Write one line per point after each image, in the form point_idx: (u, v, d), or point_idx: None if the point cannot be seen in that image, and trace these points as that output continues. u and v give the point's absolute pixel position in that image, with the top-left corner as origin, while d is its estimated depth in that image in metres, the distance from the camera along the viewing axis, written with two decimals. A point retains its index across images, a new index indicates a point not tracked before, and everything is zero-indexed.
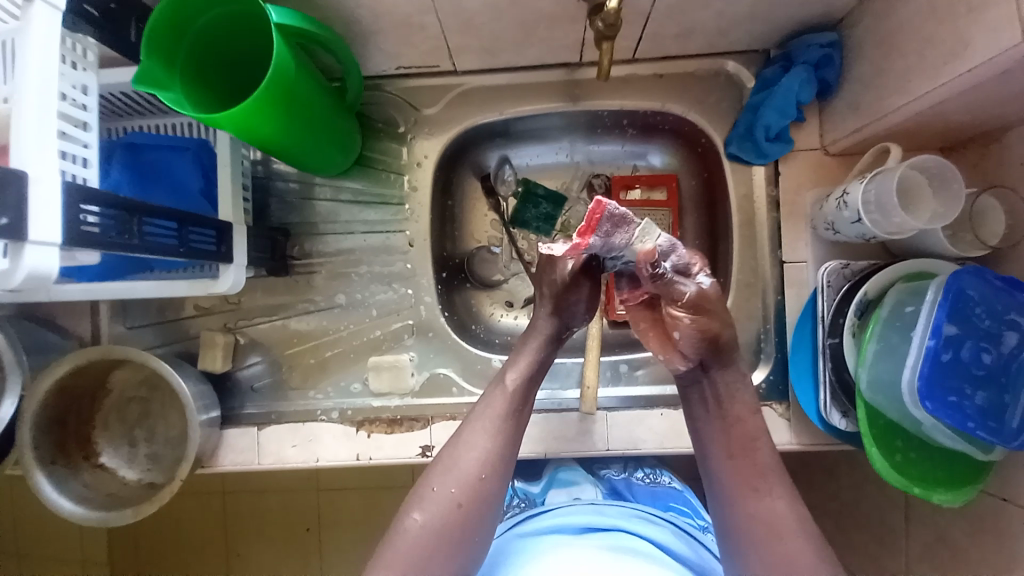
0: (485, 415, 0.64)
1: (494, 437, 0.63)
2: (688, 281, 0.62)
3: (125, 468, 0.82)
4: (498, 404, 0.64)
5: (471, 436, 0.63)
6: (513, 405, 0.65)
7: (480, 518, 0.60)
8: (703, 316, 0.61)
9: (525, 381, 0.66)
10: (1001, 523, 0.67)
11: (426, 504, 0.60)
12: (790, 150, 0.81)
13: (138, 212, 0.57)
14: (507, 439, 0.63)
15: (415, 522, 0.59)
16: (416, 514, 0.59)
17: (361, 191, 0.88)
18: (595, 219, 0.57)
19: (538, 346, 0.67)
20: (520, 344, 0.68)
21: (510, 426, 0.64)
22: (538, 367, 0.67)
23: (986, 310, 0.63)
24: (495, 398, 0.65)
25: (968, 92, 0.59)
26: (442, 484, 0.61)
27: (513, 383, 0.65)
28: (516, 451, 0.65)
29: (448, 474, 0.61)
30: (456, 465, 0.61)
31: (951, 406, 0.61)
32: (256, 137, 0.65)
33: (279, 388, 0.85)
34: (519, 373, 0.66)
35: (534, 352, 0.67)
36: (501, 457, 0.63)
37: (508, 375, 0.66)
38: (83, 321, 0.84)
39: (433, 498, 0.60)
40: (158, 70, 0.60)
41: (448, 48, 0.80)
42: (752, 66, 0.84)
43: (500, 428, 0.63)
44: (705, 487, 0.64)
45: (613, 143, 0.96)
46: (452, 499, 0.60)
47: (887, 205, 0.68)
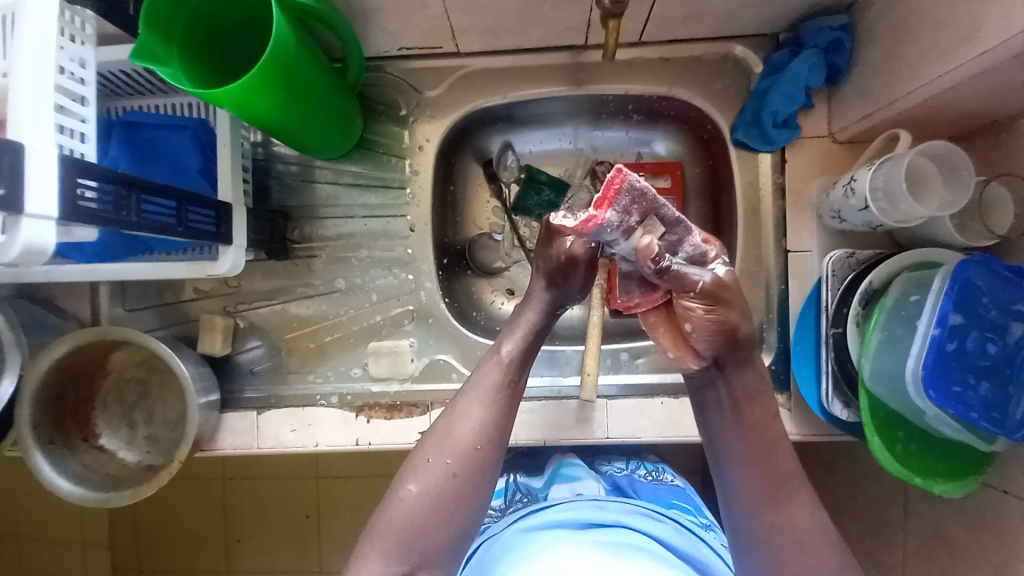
0: (481, 386, 0.62)
1: (489, 407, 0.61)
2: (700, 270, 0.57)
3: (125, 450, 0.82)
4: (493, 375, 0.63)
5: (467, 405, 0.61)
6: (509, 375, 0.63)
7: (475, 490, 0.59)
8: (717, 306, 0.56)
9: (522, 351, 0.64)
10: (1001, 517, 0.66)
11: (421, 474, 0.59)
12: (797, 137, 0.80)
13: (136, 188, 0.56)
14: (504, 409, 0.62)
15: (410, 493, 0.58)
16: (410, 484, 0.59)
17: (362, 174, 0.87)
18: (613, 190, 0.52)
19: (533, 318, 0.65)
20: (515, 315, 0.66)
21: (505, 396, 0.62)
22: (533, 340, 0.65)
23: (993, 301, 0.62)
24: (490, 370, 0.63)
25: (979, 78, 0.58)
26: (437, 454, 0.60)
27: (509, 353, 0.63)
28: (512, 420, 0.63)
29: (443, 444, 0.60)
30: (450, 435, 0.60)
31: (955, 396, 0.60)
32: (255, 115, 0.64)
33: (278, 371, 0.85)
34: (515, 344, 0.64)
35: (530, 323, 0.65)
36: (498, 426, 0.61)
37: (503, 345, 0.64)
38: (83, 303, 0.83)
39: (428, 468, 0.59)
40: (156, 43, 0.59)
41: (451, 28, 0.78)
42: (760, 51, 0.82)
43: (496, 399, 0.62)
44: (715, 483, 0.62)
45: (617, 130, 0.95)
46: (447, 469, 0.59)
47: (896, 192, 0.67)
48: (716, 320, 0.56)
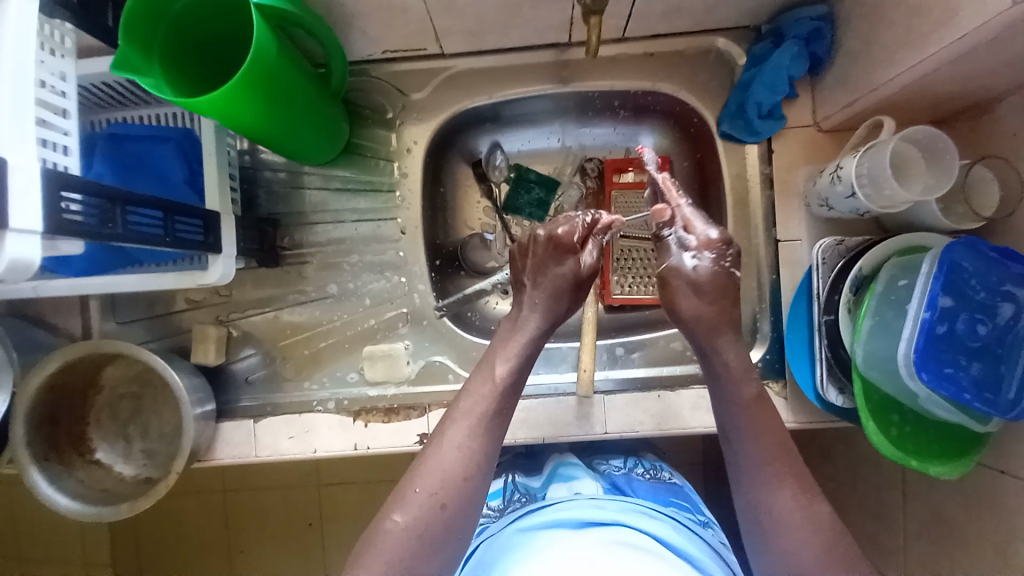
0: (468, 413, 0.64)
1: (479, 434, 0.63)
2: (677, 252, 0.69)
3: (121, 465, 0.81)
4: (483, 402, 0.64)
5: (454, 433, 0.62)
6: (499, 401, 0.65)
7: (462, 518, 0.60)
8: (680, 288, 0.68)
9: (515, 370, 0.67)
10: (998, 496, 0.67)
11: (408, 505, 0.59)
12: (782, 127, 0.81)
13: (121, 201, 0.56)
14: (491, 436, 0.63)
15: (397, 524, 0.58)
16: (397, 516, 0.58)
17: (351, 178, 0.87)
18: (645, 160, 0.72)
19: (527, 340, 0.69)
20: (507, 339, 0.70)
21: (495, 423, 0.64)
22: (522, 366, 0.68)
23: (981, 282, 0.62)
24: (481, 398, 0.65)
25: (960, 61, 0.58)
26: (425, 484, 0.60)
27: (501, 377, 0.66)
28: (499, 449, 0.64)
29: (432, 473, 0.60)
30: (438, 466, 0.60)
31: (947, 378, 0.61)
32: (238, 122, 0.64)
33: (273, 379, 0.84)
34: (508, 367, 0.67)
35: (522, 341, 0.69)
36: (485, 455, 0.62)
37: (496, 367, 0.67)
38: (73, 318, 0.83)
39: (415, 499, 0.59)
40: (136, 56, 0.59)
41: (434, 30, 0.78)
42: (742, 43, 0.83)
43: (484, 426, 0.63)
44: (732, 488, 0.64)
45: (604, 126, 0.95)
46: (435, 500, 0.59)
47: (880, 177, 0.68)
48: (688, 304, 0.68)
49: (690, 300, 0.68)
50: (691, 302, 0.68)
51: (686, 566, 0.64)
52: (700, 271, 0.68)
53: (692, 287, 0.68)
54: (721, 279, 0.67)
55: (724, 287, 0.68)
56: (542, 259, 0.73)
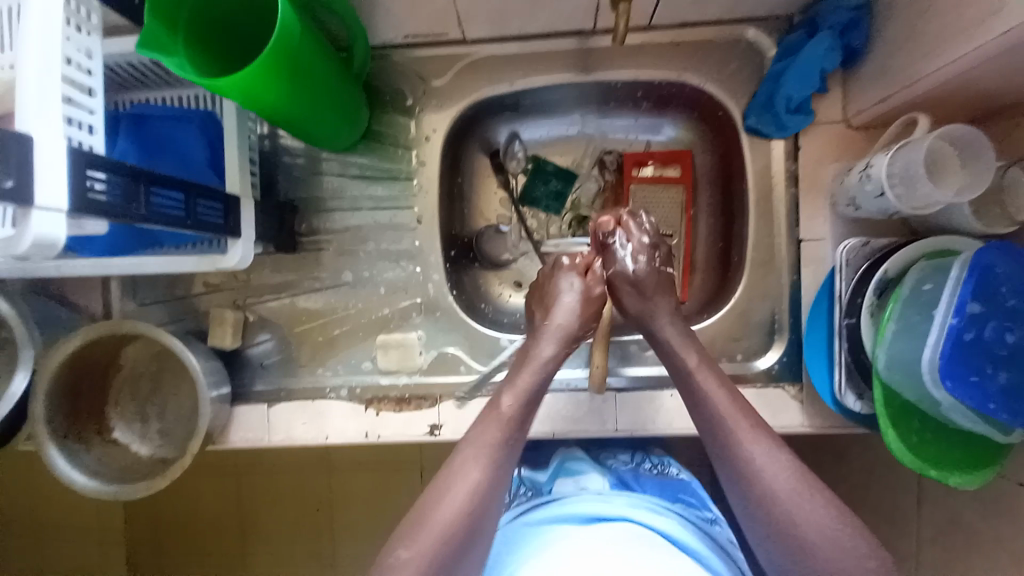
0: (480, 441, 0.63)
1: (486, 466, 0.62)
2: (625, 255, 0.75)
3: (138, 443, 0.83)
4: (494, 430, 0.64)
5: (463, 464, 0.61)
6: (508, 431, 0.64)
7: (473, 541, 0.59)
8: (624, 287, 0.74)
9: (524, 406, 0.66)
10: (1017, 505, 0.66)
11: (414, 540, 0.57)
12: (811, 122, 0.78)
13: (144, 181, 0.56)
14: (501, 466, 0.63)
15: (400, 560, 0.56)
16: (401, 551, 0.56)
17: (368, 166, 0.87)
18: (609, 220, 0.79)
19: (530, 371, 0.69)
20: (517, 370, 0.69)
21: (506, 453, 0.63)
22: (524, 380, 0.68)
23: (1012, 289, 0.61)
24: (490, 426, 0.64)
25: (1004, 56, 0.56)
26: (431, 516, 0.58)
27: (509, 408, 0.65)
28: (508, 477, 0.64)
29: (437, 504, 0.59)
30: (444, 494, 0.59)
31: (972, 386, 0.59)
32: (260, 105, 0.63)
33: (288, 364, 0.85)
34: (515, 399, 0.66)
35: (534, 373, 0.69)
36: (493, 487, 0.61)
37: (503, 400, 0.66)
38: (95, 297, 0.84)
39: (421, 532, 0.57)
40: (161, 32, 0.59)
41: (458, 14, 0.77)
42: (773, 34, 0.81)
43: (494, 457, 0.62)
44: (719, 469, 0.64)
45: (626, 117, 0.94)
46: (438, 534, 0.57)
47: (913, 176, 0.66)
48: (632, 299, 0.74)
49: (633, 297, 0.74)
50: (633, 296, 0.74)
51: (692, 564, 0.64)
52: (638, 271, 0.74)
53: (633, 285, 0.74)
54: (656, 277, 0.75)
55: (660, 284, 0.75)
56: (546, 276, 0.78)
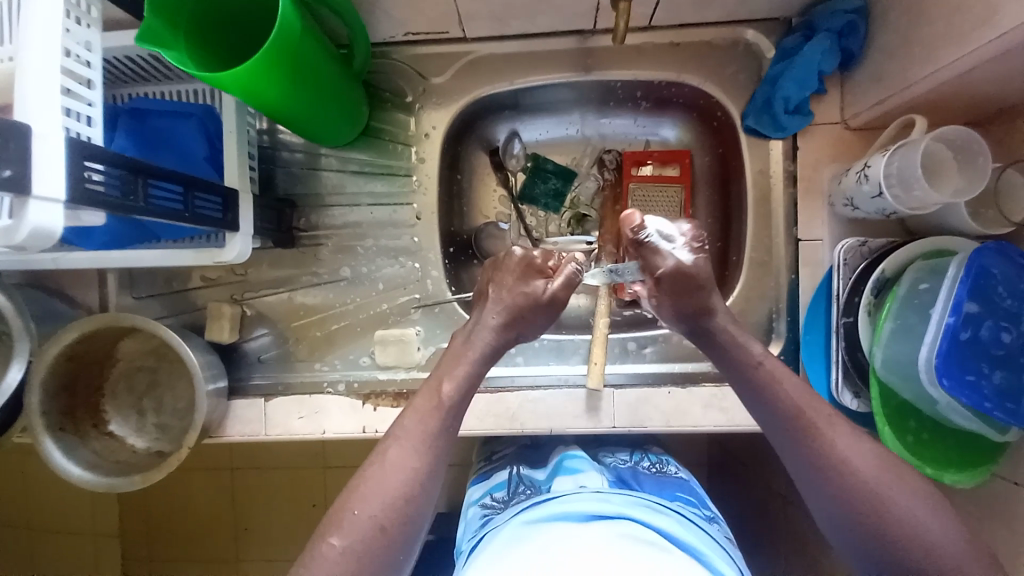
0: (416, 429, 0.63)
1: (424, 455, 0.61)
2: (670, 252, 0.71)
3: (134, 437, 0.83)
4: (432, 418, 0.64)
5: (398, 452, 0.61)
6: (446, 418, 0.64)
7: (407, 529, 0.58)
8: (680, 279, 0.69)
9: (460, 390, 0.67)
10: (1012, 508, 0.66)
11: (346, 528, 0.56)
12: (809, 123, 0.79)
13: (143, 173, 0.56)
14: (438, 454, 0.62)
15: (333, 548, 0.55)
16: (334, 539, 0.55)
17: (368, 162, 0.87)
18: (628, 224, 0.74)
19: (475, 359, 0.69)
20: (456, 355, 0.69)
21: (442, 439, 0.63)
22: (474, 376, 0.68)
23: (1009, 290, 0.61)
24: (426, 413, 0.64)
25: (1001, 60, 0.56)
26: (365, 505, 0.57)
27: (448, 394, 0.66)
28: (444, 466, 0.63)
29: (370, 493, 0.58)
30: (378, 484, 0.58)
31: (969, 385, 0.60)
32: (261, 101, 0.64)
33: (286, 359, 0.85)
34: (455, 384, 0.67)
35: (469, 364, 0.68)
36: (430, 473, 0.61)
37: (443, 385, 0.66)
38: (92, 291, 0.84)
39: (354, 521, 0.56)
40: (162, 27, 0.59)
41: (458, 12, 0.77)
42: (771, 36, 0.81)
43: (429, 444, 0.62)
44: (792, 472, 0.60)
45: (625, 117, 0.94)
46: (374, 523, 0.56)
47: (910, 178, 0.66)
48: (680, 298, 0.70)
49: (683, 294, 0.69)
50: (684, 295, 0.69)
51: (694, 561, 0.64)
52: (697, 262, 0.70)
53: (691, 277, 0.69)
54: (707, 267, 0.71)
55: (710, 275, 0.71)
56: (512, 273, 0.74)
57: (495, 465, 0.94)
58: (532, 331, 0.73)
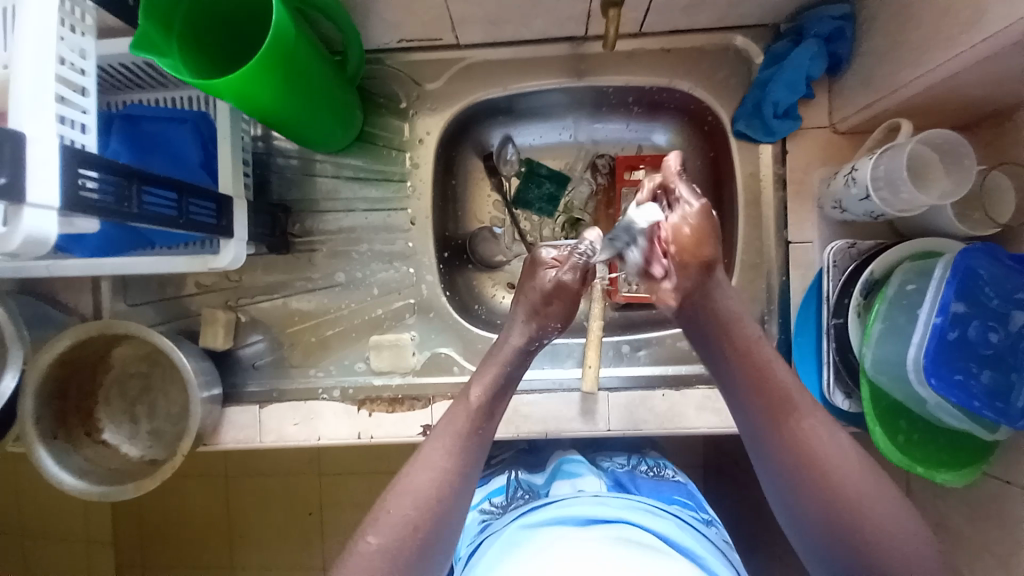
0: (447, 430, 0.63)
1: (455, 455, 0.62)
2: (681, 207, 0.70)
3: (127, 444, 0.82)
4: (462, 420, 0.64)
5: (431, 452, 0.62)
6: (476, 421, 0.65)
7: (443, 531, 0.58)
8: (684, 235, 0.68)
9: (490, 394, 0.67)
10: (1003, 508, 0.66)
11: (381, 527, 0.57)
12: (797, 128, 0.80)
13: (138, 180, 0.56)
14: (471, 456, 0.63)
15: (369, 546, 0.56)
16: (370, 537, 0.56)
17: (362, 167, 0.87)
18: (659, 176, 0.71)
19: (504, 364, 0.69)
20: (484, 363, 0.70)
21: (473, 442, 0.64)
22: (503, 384, 0.68)
23: (996, 290, 0.62)
24: (457, 414, 0.65)
25: (984, 64, 0.57)
26: (399, 506, 0.58)
27: (477, 398, 0.66)
28: (478, 469, 0.64)
29: (406, 494, 0.58)
30: (411, 484, 0.59)
31: (957, 385, 0.60)
32: (254, 106, 0.64)
33: (280, 365, 0.85)
34: (483, 388, 0.67)
35: (501, 366, 0.69)
36: (463, 475, 0.61)
37: (472, 390, 0.67)
38: (85, 297, 0.84)
39: (387, 519, 0.57)
40: (156, 34, 0.59)
41: (451, 19, 0.78)
42: (760, 42, 0.83)
43: (461, 446, 0.63)
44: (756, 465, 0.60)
45: (618, 122, 0.95)
46: (408, 522, 0.57)
47: (897, 180, 0.67)
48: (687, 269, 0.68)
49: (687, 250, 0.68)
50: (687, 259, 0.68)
51: (690, 564, 0.64)
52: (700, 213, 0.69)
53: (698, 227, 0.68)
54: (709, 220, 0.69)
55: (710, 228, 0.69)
56: (532, 264, 0.77)
57: (492, 470, 0.94)
58: (550, 326, 0.73)
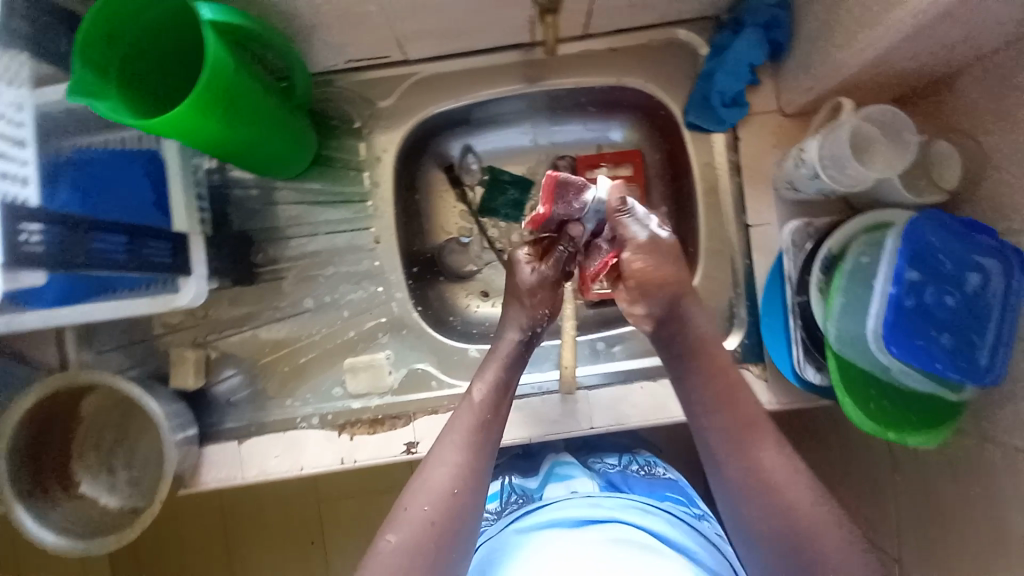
0: (455, 428, 0.64)
1: (465, 450, 0.63)
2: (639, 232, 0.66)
3: (107, 496, 0.80)
4: (467, 418, 0.64)
5: (443, 450, 0.63)
6: (483, 415, 0.65)
7: (461, 526, 0.59)
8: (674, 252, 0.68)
9: (492, 393, 0.67)
10: (983, 467, 0.67)
11: (400, 525, 0.58)
12: (746, 114, 0.81)
13: (83, 225, 0.58)
14: (480, 451, 0.63)
15: (389, 544, 0.57)
16: (389, 535, 0.58)
17: (322, 191, 0.87)
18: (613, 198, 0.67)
19: (501, 364, 0.69)
20: (485, 360, 0.70)
21: (484, 436, 0.64)
22: (504, 384, 0.68)
23: (948, 255, 0.65)
24: (463, 414, 0.65)
25: (911, 39, 0.59)
26: (415, 501, 0.60)
27: (480, 396, 0.66)
28: (490, 461, 0.64)
29: (422, 490, 0.60)
30: (425, 480, 0.61)
31: (918, 350, 0.62)
32: (202, 140, 0.64)
33: (258, 398, 0.83)
34: (485, 385, 0.67)
35: (501, 363, 0.69)
36: (475, 469, 0.62)
37: (474, 388, 0.67)
38: (50, 350, 0.81)
39: (406, 517, 0.59)
40: (93, 78, 0.59)
41: (396, 37, 0.78)
42: (703, 34, 0.84)
43: (470, 441, 0.63)
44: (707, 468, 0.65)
45: (574, 123, 0.95)
46: (425, 518, 0.59)
47: (841, 158, 0.69)
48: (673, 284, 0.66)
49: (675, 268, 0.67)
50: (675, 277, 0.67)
51: (682, 560, 0.65)
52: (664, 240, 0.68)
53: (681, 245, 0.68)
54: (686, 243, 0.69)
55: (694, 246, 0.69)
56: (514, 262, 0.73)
57: None
58: (545, 321, 0.72)
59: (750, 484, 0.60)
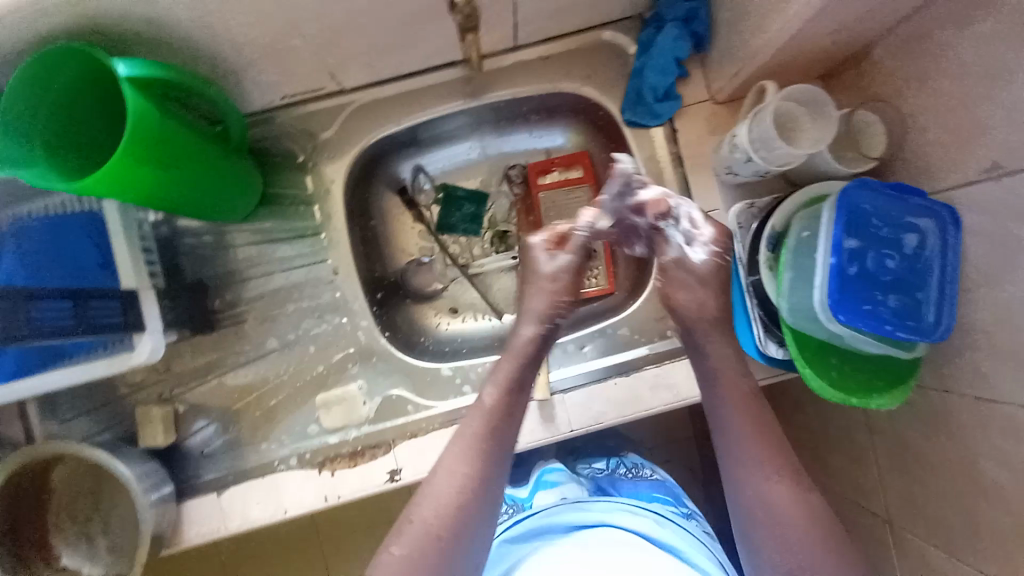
0: (463, 436, 0.63)
1: (472, 460, 0.62)
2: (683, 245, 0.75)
3: (88, 566, 0.78)
4: (477, 422, 0.64)
5: (453, 460, 0.62)
6: (493, 419, 0.65)
7: (467, 536, 0.58)
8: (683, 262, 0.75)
9: (504, 396, 0.67)
10: (947, 417, 0.69)
11: (404, 537, 0.58)
12: (680, 105, 0.84)
13: (22, 295, 0.57)
14: (490, 457, 0.62)
15: (394, 557, 0.57)
16: (393, 548, 0.57)
17: (273, 229, 0.86)
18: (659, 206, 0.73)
19: (512, 365, 0.69)
20: (496, 364, 0.71)
21: (493, 443, 0.63)
22: (517, 384, 0.68)
23: (883, 219, 0.67)
24: (473, 418, 0.65)
25: (817, 20, 0.62)
26: (419, 513, 0.59)
27: (491, 398, 0.66)
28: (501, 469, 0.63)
29: (427, 501, 0.59)
30: (433, 490, 0.60)
31: (867, 315, 0.65)
32: (135, 193, 0.63)
33: (234, 446, 0.81)
34: (498, 388, 0.67)
35: (514, 363, 0.69)
36: (483, 478, 0.61)
37: (486, 392, 0.67)
38: (12, 425, 0.77)
39: (411, 530, 0.58)
40: (16, 149, 0.58)
41: (328, 68, 0.78)
42: (630, 33, 0.86)
43: (478, 447, 0.62)
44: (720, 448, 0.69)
45: (520, 132, 0.97)
46: (430, 529, 0.58)
47: (768, 139, 0.71)
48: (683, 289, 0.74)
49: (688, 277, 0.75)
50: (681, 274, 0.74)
51: (671, 561, 0.65)
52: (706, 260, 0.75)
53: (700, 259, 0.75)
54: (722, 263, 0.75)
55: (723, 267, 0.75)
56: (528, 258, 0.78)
57: None
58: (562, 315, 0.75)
59: (742, 443, 0.65)
